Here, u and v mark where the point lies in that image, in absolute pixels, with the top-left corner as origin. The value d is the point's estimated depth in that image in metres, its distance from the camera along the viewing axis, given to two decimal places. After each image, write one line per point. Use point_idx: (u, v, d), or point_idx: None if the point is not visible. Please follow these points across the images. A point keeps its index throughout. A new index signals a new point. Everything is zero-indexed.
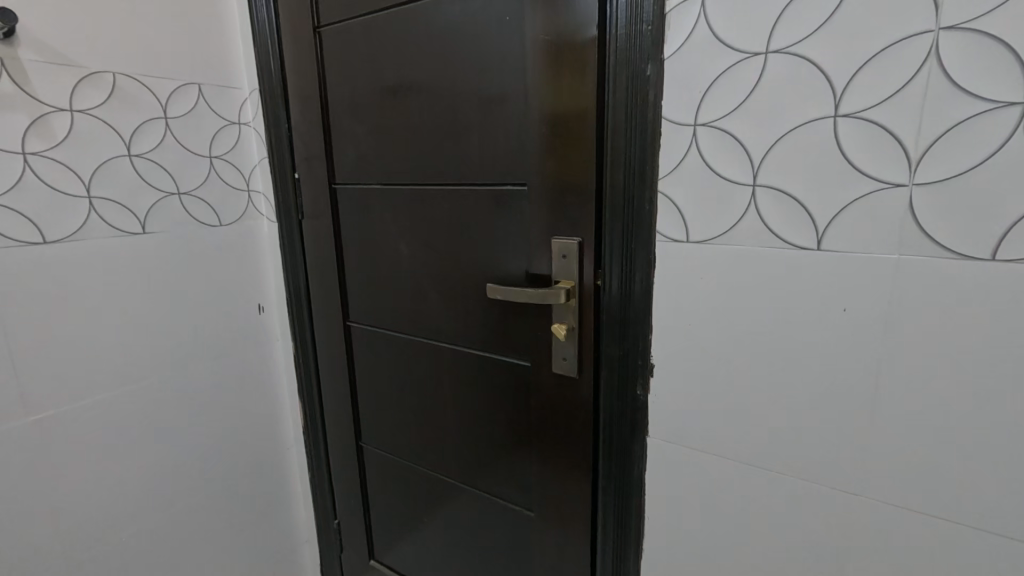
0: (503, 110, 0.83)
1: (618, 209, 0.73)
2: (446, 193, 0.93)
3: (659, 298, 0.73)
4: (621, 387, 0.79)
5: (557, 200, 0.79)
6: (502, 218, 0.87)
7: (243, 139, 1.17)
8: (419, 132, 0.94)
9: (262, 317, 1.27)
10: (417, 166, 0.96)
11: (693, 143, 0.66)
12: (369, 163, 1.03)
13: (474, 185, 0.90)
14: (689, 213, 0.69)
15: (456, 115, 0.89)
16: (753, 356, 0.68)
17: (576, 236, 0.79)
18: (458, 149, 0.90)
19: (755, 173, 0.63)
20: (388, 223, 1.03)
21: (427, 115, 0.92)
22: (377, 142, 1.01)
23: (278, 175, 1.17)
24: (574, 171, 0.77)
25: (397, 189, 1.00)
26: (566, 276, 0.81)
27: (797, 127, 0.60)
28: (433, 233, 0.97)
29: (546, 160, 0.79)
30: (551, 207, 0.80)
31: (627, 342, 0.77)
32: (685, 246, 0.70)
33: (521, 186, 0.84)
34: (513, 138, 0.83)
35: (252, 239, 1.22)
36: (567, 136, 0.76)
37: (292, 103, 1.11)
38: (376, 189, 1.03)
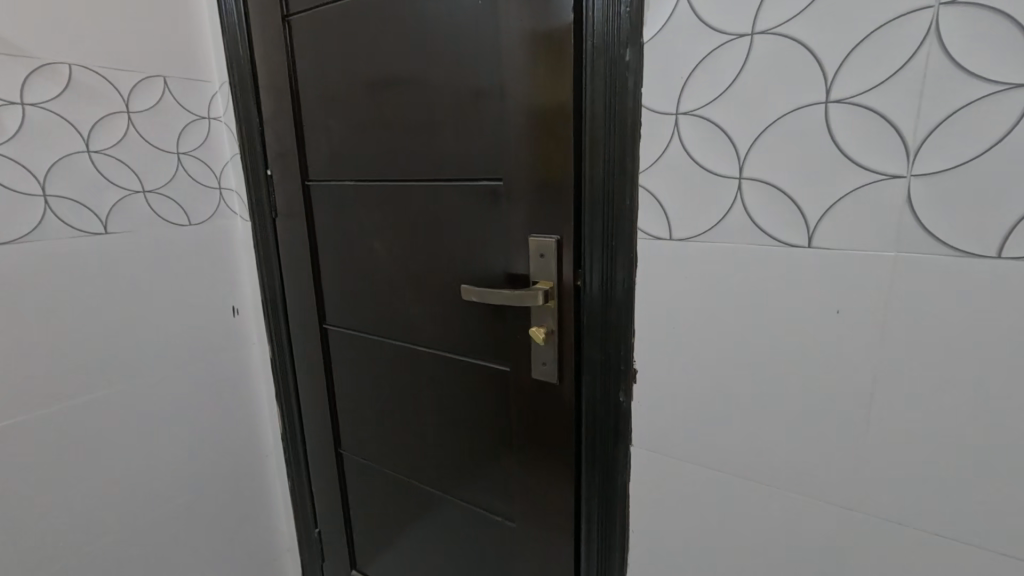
0: (478, 102, 0.79)
1: (598, 204, 0.69)
2: (421, 190, 0.89)
3: (641, 299, 0.69)
4: (603, 393, 0.75)
5: (535, 196, 0.75)
6: (478, 215, 0.83)
7: (214, 135, 1.12)
8: (393, 126, 0.90)
9: (237, 320, 1.22)
10: (391, 162, 0.91)
11: (675, 133, 0.62)
12: (343, 159, 0.99)
13: (449, 181, 0.85)
14: (672, 209, 0.64)
15: (430, 108, 0.84)
16: (742, 362, 0.64)
17: (554, 234, 0.74)
18: (433, 144, 0.85)
19: (742, 165, 0.59)
20: (363, 222, 0.99)
21: (401, 108, 0.88)
22: (350, 137, 0.96)
23: (250, 173, 1.13)
24: (551, 165, 0.72)
25: (371, 187, 0.96)
26: (544, 276, 0.76)
27: (787, 114, 0.55)
28: (409, 232, 0.92)
29: (522, 154, 0.75)
30: (529, 203, 0.76)
31: (608, 345, 0.73)
32: (668, 243, 0.65)
33: (498, 182, 0.79)
34: (488, 131, 0.79)
35: (224, 239, 1.17)
36: (544, 128, 0.72)
37: (263, 96, 1.07)
38: (351, 186, 0.99)
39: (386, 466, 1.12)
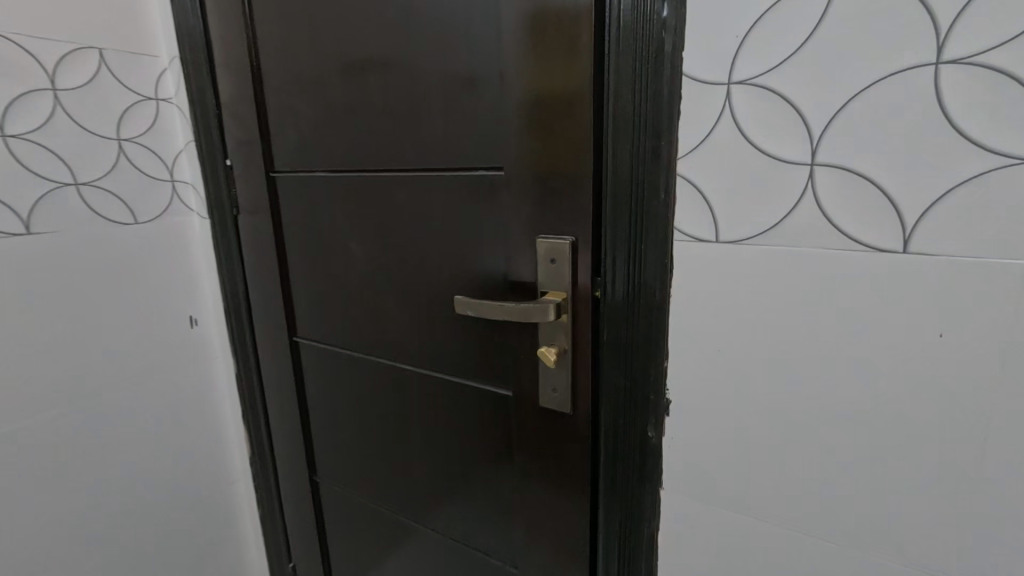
0: (472, 77, 0.65)
1: (624, 197, 0.56)
2: (405, 182, 0.75)
3: (675, 315, 0.56)
4: (626, 425, 0.62)
5: (543, 189, 0.62)
6: (474, 212, 0.69)
7: (163, 119, 0.97)
8: (370, 108, 0.76)
9: (196, 331, 1.08)
10: (369, 150, 0.77)
11: (725, 108, 0.49)
12: (313, 146, 0.84)
13: (439, 172, 0.71)
14: (720, 204, 0.51)
15: (414, 85, 0.70)
16: (803, 393, 0.52)
17: (568, 234, 0.61)
18: (419, 128, 0.71)
19: (816, 147, 0.46)
20: (338, 219, 0.85)
21: (379, 86, 0.74)
22: (321, 122, 0.82)
23: (207, 163, 0.98)
24: (564, 150, 0.59)
25: (347, 179, 0.82)
26: (556, 285, 0.63)
27: (881, 80, 0.43)
28: (392, 232, 0.79)
29: (527, 138, 0.62)
30: (535, 197, 0.63)
31: (633, 369, 0.60)
32: (713, 247, 0.53)
33: (497, 173, 0.66)
34: (484, 111, 0.65)
35: (178, 239, 1.02)
36: (554, 105, 0.58)
37: (219, 73, 0.92)
38: (323, 177, 0.85)
39: (368, 497, 0.99)
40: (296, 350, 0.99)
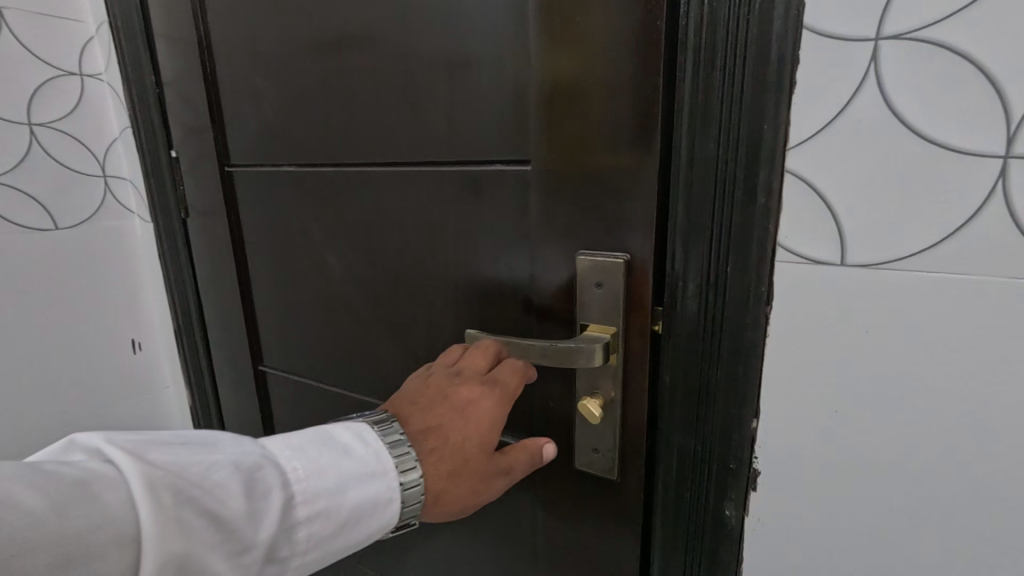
0: (483, 38, 0.48)
1: (703, 198, 0.41)
2: (394, 178, 0.58)
3: (772, 361, 0.41)
4: (692, 499, 0.47)
5: (583, 188, 0.45)
6: (484, 217, 0.53)
7: (93, 101, 0.79)
8: (347, 84, 0.58)
9: (141, 355, 0.90)
10: (346, 138, 0.61)
11: (870, 74, 0.34)
12: (275, 133, 0.67)
13: (436, 165, 0.54)
14: (848, 213, 0.36)
15: (404, 51, 0.53)
16: (955, 479, 0.37)
17: (621, 251, 0.45)
18: (411, 108, 0.54)
19: (1016, 131, 0.31)
20: (311, 224, 0.68)
21: (359, 55, 0.57)
22: (285, 102, 0.65)
23: (147, 154, 0.80)
24: (615, 136, 0.43)
25: (319, 174, 0.65)
26: (599, 319, 0.47)
27: None
28: (377, 240, 0.62)
29: (561, 119, 0.45)
30: (569, 200, 0.46)
31: (707, 427, 0.45)
32: (833, 273, 0.37)
33: (517, 166, 0.49)
34: (499, 85, 0.48)
35: (115, 247, 0.84)
36: (603, 72, 0.42)
37: (158, 42, 0.74)
38: (289, 172, 0.68)
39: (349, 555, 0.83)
40: (262, 380, 0.82)
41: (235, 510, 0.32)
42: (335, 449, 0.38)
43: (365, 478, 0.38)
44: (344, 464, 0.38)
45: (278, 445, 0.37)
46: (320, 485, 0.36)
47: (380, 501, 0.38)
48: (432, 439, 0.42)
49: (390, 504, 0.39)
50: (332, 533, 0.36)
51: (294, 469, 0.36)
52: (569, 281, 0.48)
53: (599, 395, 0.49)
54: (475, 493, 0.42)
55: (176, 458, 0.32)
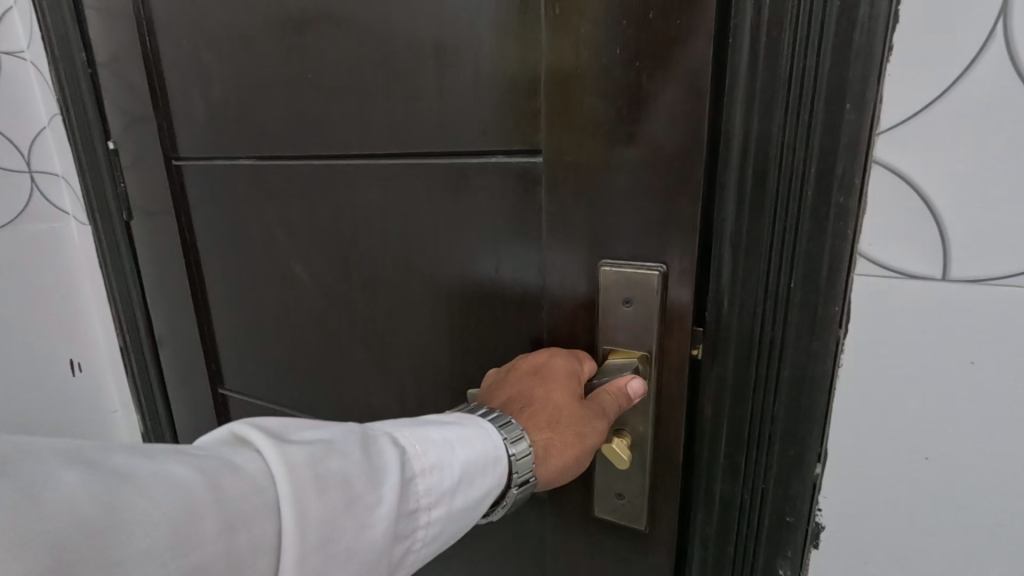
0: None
1: (761, 196, 0.33)
2: (372, 173, 0.49)
3: (846, 396, 0.33)
4: (737, 556, 0.39)
5: (608, 183, 0.37)
6: (481, 220, 0.44)
7: (15, 84, 0.68)
8: (313, 59, 0.49)
9: (83, 377, 0.79)
10: (313, 124, 0.51)
11: (994, 35, 0.26)
12: (229, 120, 0.57)
13: (423, 157, 0.45)
14: (953, 214, 0.29)
15: (382, 17, 0.44)
16: None
17: (655, 262, 0.37)
18: (391, 87, 0.45)
19: None
20: (274, 226, 0.58)
21: (326, 23, 0.47)
22: (239, 83, 0.54)
23: (80, 146, 0.68)
24: (647, 119, 0.34)
25: (283, 169, 0.55)
26: (627, 342, 0.39)
27: None
28: (354, 246, 0.52)
29: (579, 98, 0.36)
30: (587, 198, 0.38)
31: (759, 473, 0.37)
32: (931, 289, 0.30)
33: (524, 157, 0.40)
34: (501, 57, 0.39)
35: (47, 254, 0.73)
36: (634, 38, 0.33)
37: (90, 14, 0.62)
38: (248, 167, 0.57)
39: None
40: (223, 405, 0.72)
41: (367, 473, 0.29)
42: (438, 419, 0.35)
43: (470, 436, 0.34)
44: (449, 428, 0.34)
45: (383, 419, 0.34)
46: (435, 450, 0.32)
47: (489, 459, 0.34)
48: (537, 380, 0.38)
49: (499, 463, 0.35)
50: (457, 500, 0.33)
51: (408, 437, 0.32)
52: (587, 299, 0.40)
53: (626, 432, 0.40)
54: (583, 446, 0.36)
55: (293, 432, 0.29)
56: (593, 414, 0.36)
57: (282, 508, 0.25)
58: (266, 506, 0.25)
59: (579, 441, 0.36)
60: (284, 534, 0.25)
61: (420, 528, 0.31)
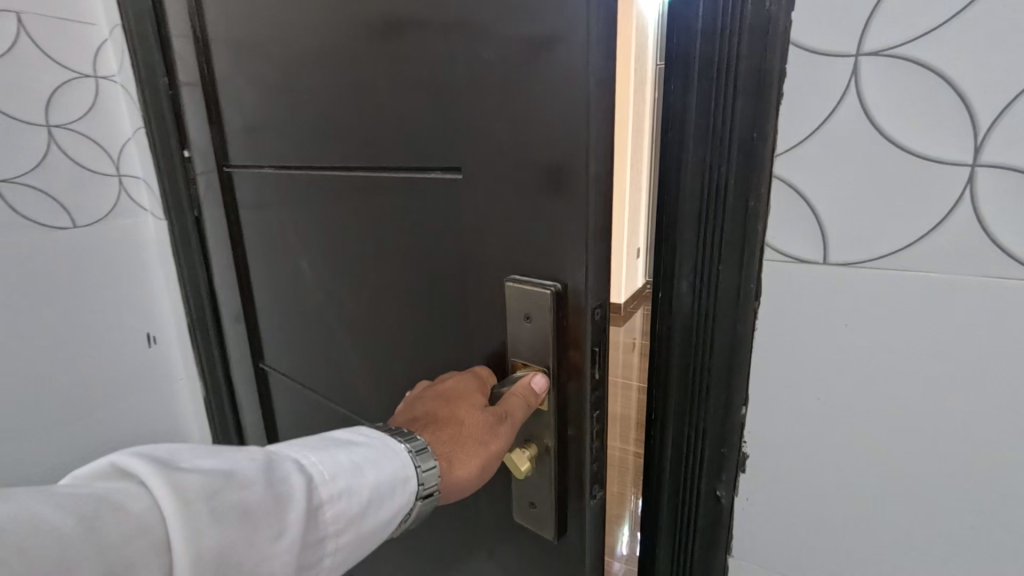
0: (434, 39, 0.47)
1: (698, 204, 0.43)
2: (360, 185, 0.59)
3: (763, 352, 0.44)
4: (687, 484, 0.51)
5: (516, 208, 0.46)
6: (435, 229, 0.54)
7: (106, 102, 0.81)
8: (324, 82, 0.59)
9: (155, 351, 0.93)
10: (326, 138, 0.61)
11: (850, 88, 0.36)
12: (256, 143, 0.70)
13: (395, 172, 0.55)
14: (830, 217, 0.39)
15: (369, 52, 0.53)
16: (931, 468, 0.40)
17: (550, 282, 0.46)
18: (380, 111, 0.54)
19: (982, 142, 0.34)
20: (287, 227, 0.71)
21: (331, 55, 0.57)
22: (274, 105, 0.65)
23: (159, 154, 0.82)
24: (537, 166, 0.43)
25: (294, 178, 0.67)
26: (533, 349, 0.48)
27: None
28: (353, 245, 0.63)
29: (502, 139, 0.45)
30: (507, 220, 0.47)
31: (701, 417, 0.48)
32: (816, 271, 0.40)
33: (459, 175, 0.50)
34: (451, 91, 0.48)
35: (129, 245, 0.87)
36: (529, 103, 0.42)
37: (170, 46, 0.75)
38: (268, 176, 0.70)
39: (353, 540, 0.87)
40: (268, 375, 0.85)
41: (268, 500, 0.35)
42: (345, 450, 0.42)
43: (378, 462, 0.42)
44: (353, 458, 0.41)
45: (286, 447, 0.40)
46: (342, 479, 0.40)
47: (399, 479, 0.43)
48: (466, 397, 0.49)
49: (409, 482, 0.43)
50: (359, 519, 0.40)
51: (318, 465, 0.39)
52: (501, 308, 0.50)
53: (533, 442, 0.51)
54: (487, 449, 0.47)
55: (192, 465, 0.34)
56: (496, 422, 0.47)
57: (171, 543, 0.31)
58: (154, 544, 0.30)
59: (484, 445, 0.47)
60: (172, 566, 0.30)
61: (323, 549, 0.38)
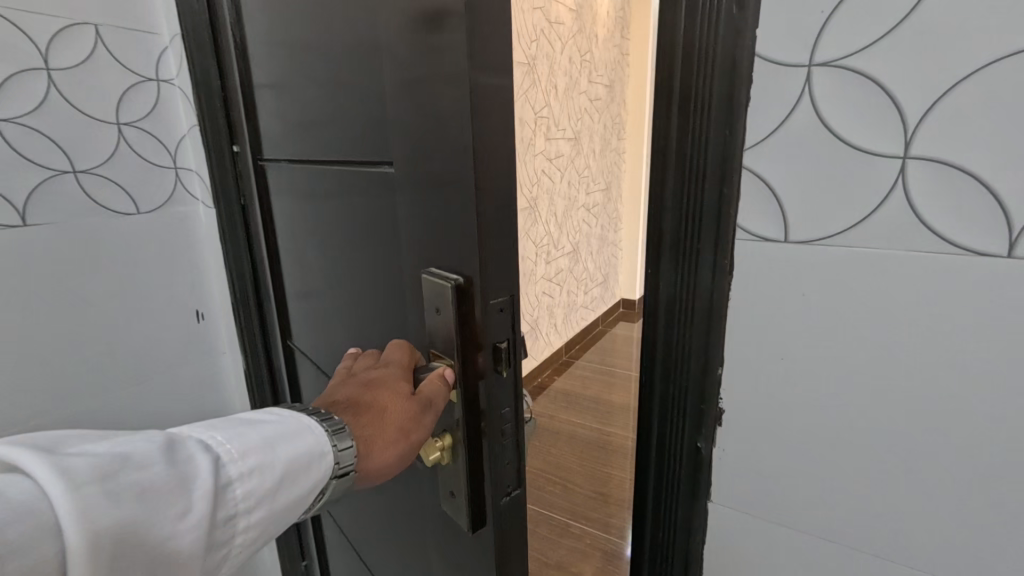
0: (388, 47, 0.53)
1: (678, 193, 0.50)
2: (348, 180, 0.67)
3: (736, 320, 0.51)
4: (671, 437, 0.58)
5: (435, 200, 0.53)
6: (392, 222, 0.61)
7: (165, 103, 0.91)
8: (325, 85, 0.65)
9: (201, 326, 1.03)
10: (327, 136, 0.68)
11: (805, 93, 0.44)
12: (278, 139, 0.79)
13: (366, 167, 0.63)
14: (791, 202, 0.46)
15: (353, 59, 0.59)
16: (877, 418, 0.47)
17: (454, 276, 0.52)
18: (363, 115, 0.60)
19: (912, 137, 0.40)
20: (298, 217, 0.81)
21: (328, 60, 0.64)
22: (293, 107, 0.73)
23: (210, 149, 0.92)
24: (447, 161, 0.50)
25: (301, 171, 0.76)
26: (443, 338, 0.55)
27: (1002, 59, 0.36)
28: (343, 235, 0.71)
29: (429, 146, 0.52)
30: (433, 219, 0.54)
31: (684, 377, 0.55)
32: (779, 248, 0.48)
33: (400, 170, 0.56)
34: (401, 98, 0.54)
35: (182, 230, 0.97)
36: (440, 106, 0.49)
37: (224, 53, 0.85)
38: (285, 169, 0.80)
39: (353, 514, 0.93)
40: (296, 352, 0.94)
41: (165, 480, 0.40)
42: (245, 431, 0.47)
43: (284, 440, 0.48)
44: (255, 438, 0.47)
45: (183, 432, 0.45)
46: (247, 460, 0.45)
47: (314, 455, 0.49)
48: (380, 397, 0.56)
49: (325, 457, 0.50)
50: (267, 491, 0.46)
51: (222, 448, 0.45)
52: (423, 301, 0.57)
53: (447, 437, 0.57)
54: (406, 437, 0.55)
55: (82, 456, 0.38)
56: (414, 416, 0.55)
57: (63, 531, 0.34)
58: (47, 529, 0.34)
59: (405, 436, 0.55)
60: (64, 551, 0.34)
61: (234, 521, 0.44)
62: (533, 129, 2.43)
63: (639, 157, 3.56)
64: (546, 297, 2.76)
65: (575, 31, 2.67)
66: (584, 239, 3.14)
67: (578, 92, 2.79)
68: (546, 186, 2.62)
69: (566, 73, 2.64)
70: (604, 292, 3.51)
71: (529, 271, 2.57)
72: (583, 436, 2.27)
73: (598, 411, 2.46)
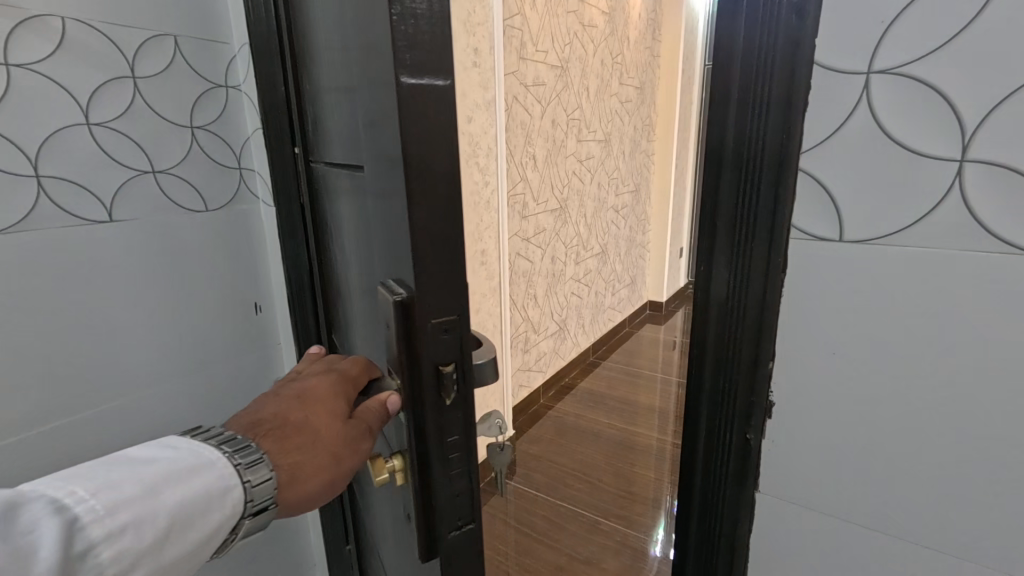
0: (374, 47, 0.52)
1: (733, 195, 0.53)
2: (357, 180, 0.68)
3: (789, 317, 0.54)
4: (720, 428, 0.60)
5: (389, 210, 0.49)
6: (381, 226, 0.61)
7: (232, 108, 0.98)
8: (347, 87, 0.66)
9: (259, 318, 1.09)
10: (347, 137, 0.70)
11: (862, 99, 0.46)
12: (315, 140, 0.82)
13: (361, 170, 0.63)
14: (847, 203, 0.48)
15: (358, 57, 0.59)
16: (929, 413, 0.48)
17: (398, 291, 0.48)
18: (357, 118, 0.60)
19: (969, 141, 0.42)
20: (329, 215, 0.84)
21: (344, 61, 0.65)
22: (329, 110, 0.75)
23: (272, 151, 0.97)
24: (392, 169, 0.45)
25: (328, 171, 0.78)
26: (392, 357, 0.50)
27: None
28: (354, 234, 0.72)
29: (382, 148, 0.48)
30: (388, 226, 0.50)
31: (735, 370, 0.58)
32: (834, 248, 0.50)
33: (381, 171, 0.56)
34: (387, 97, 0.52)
35: (244, 227, 1.03)
36: (386, 108, 0.45)
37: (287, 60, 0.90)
38: (320, 170, 0.83)
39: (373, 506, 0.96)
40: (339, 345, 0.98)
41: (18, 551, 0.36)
42: (124, 477, 0.43)
43: (174, 480, 0.45)
44: (138, 484, 0.43)
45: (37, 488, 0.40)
46: (125, 509, 0.42)
47: (216, 493, 0.47)
48: (304, 422, 0.54)
49: (231, 493, 0.48)
50: (153, 538, 0.43)
51: (91, 501, 0.40)
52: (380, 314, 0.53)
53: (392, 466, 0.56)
54: (338, 462, 0.53)
55: None
56: (347, 441, 0.54)
57: None
58: None
59: (335, 462, 0.53)
60: None
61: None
62: (564, 131, 2.46)
63: (668, 158, 3.54)
64: (575, 297, 2.79)
65: (607, 33, 2.69)
66: (612, 240, 3.14)
67: (609, 94, 2.80)
68: (576, 187, 2.64)
69: (598, 75, 2.66)
70: (631, 294, 3.51)
71: (558, 271, 2.59)
72: (610, 436, 2.28)
73: (625, 411, 2.47)
